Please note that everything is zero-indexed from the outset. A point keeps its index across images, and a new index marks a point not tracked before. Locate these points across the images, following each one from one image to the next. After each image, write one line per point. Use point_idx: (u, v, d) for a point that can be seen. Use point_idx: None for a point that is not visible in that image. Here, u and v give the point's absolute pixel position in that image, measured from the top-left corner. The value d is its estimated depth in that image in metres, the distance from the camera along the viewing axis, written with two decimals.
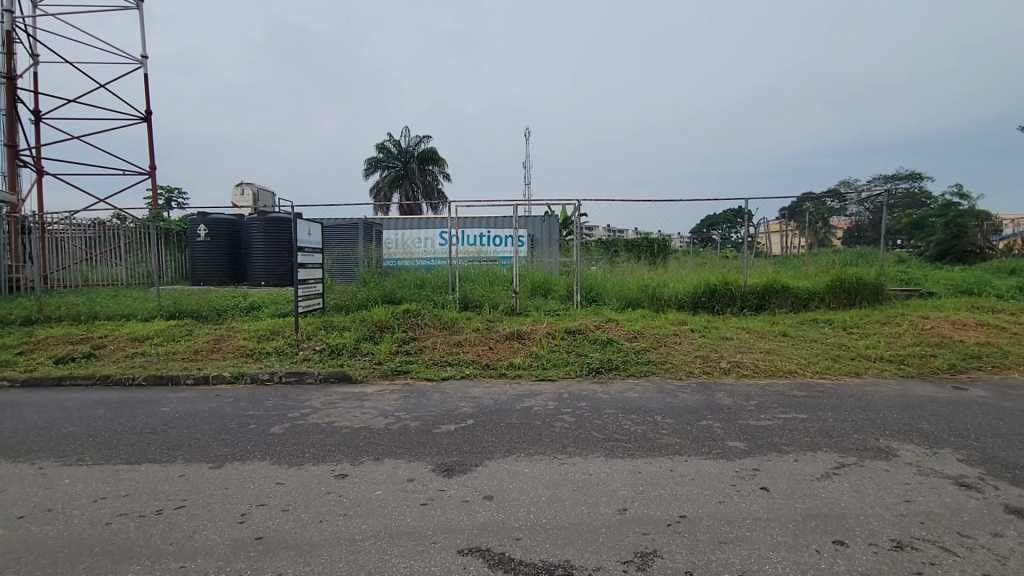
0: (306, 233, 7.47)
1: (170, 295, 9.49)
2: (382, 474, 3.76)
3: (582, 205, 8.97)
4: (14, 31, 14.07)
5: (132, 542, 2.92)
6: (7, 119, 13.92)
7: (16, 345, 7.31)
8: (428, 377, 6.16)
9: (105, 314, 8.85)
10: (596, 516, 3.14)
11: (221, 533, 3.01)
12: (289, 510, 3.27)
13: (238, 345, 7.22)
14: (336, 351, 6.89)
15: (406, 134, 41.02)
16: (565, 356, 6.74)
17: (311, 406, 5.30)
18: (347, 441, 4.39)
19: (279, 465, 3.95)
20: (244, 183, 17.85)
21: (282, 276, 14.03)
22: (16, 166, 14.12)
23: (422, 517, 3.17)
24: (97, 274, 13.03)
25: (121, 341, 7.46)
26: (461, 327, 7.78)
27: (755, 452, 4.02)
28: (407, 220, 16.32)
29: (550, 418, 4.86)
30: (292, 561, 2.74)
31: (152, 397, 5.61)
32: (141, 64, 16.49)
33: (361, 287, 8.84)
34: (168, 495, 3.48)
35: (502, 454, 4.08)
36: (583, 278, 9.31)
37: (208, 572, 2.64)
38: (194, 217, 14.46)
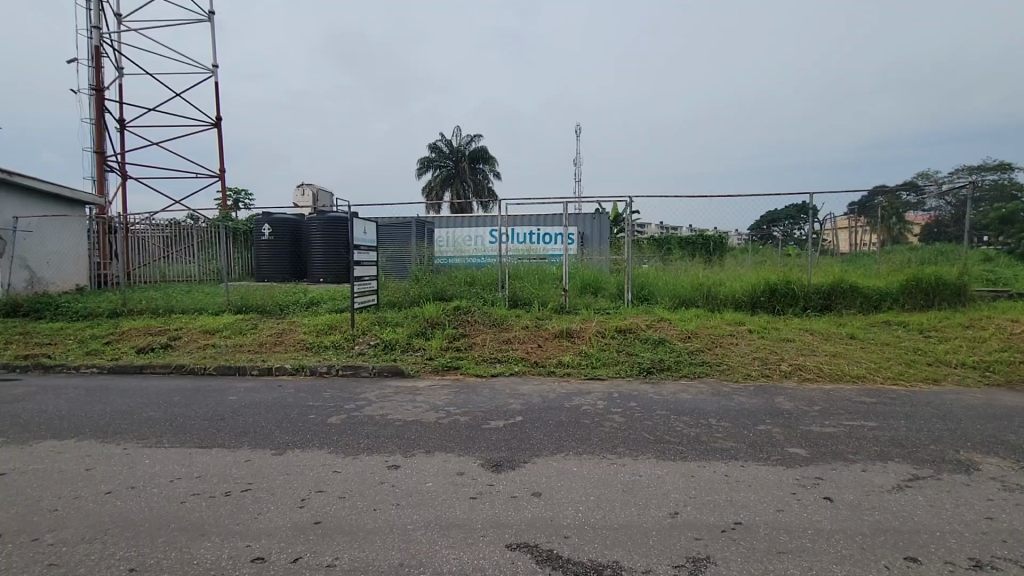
0: (362, 231, 7.73)
1: (238, 291, 10.09)
2: (434, 467, 3.86)
3: (633, 202, 8.79)
4: (102, 46, 15.31)
5: (204, 520, 3.13)
6: (96, 128, 15.19)
7: (105, 335, 7.99)
8: (478, 373, 6.23)
9: (180, 308, 9.51)
10: (647, 518, 3.08)
11: (283, 516, 3.18)
12: (345, 497, 3.40)
13: (298, 338, 7.58)
14: (390, 346, 7.09)
15: (457, 133, 41.56)
16: (615, 355, 6.63)
17: (366, 398, 5.50)
18: (399, 434, 4.52)
19: (336, 454, 4.12)
20: (305, 183, 18.83)
21: (340, 273, 14.63)
22: (103, 170, 15.36)
23: (472, 510, 3.22)
24: (172, 270, 13.96)
25: (194, 333, 8.00)
26: (510, 324, 7.83)
27: (818, 460, 3.83)
28: (458, 218, 16.59)
29: (599, 417, 4.81)
30: (348, 546, 2.86)
31: (221, 386, 6.00)
32: (211, 72, 17.56)
33: (413, 284, 9.05)
34: (236, 478, 3.70)
35: (550, 452, 4.07)
36: (635, 277, 9.12)
37: (272, 552, 2.80)
38: (259, 216, 15.27)
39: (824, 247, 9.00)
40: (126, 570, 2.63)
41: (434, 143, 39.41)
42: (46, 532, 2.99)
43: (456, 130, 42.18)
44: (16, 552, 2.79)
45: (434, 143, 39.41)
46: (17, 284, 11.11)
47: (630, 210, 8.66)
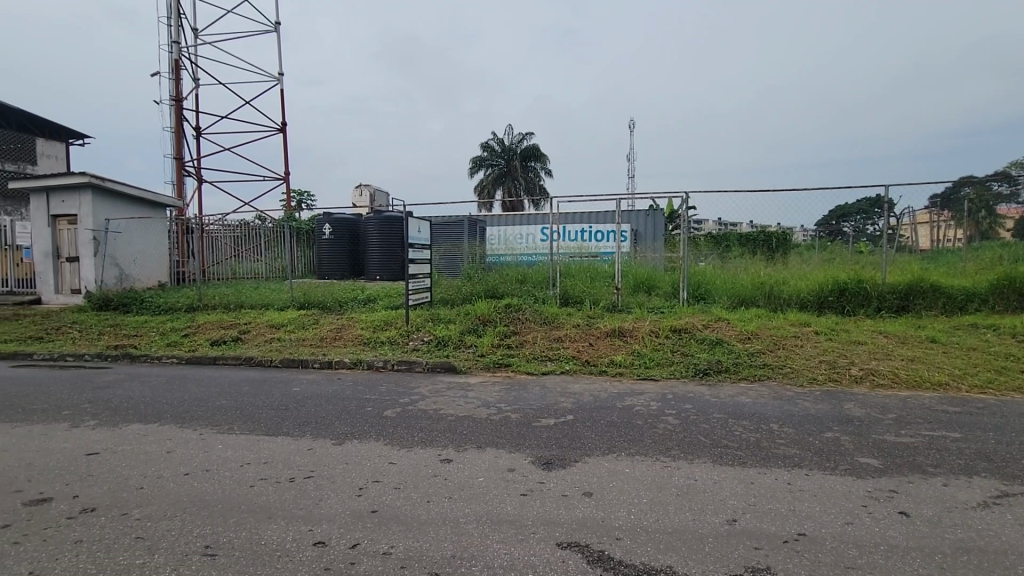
0: (416, 230, 7.91)
1: (301, 288, 10.60)
2: (485, 462, 3.91)
3: (690, 197, 8.48)
4: (181, 59, 16.49)
5: (271, 504, 3.33)
6: (175, 136, 16.38)
7: (183, 328, 8.61)
8: (528, 371, 6.26)
9: (250, 303, 10.11)
10: (702, 524, 2.99)
11: (342, 504, 3.32)
12: (400, 488, 3.51)
13: (356, 334, 7.87)
14: (443, 343, 7.24)
15: (509, 131, 41.73)
16: (670, 355, 6.47)
17: (419, 393, 5.64)
18: (452, 429, 4.61)
19: (391, 446, 4.25)
20: (364, 185, 19.67)
21: (395, 271, 15.09)
22: (182, 175, 16.55)
23: (523, 506, 3.24)
24: (242, 268, 14.88)
25: (262, 327, 8.49)
26: (561, 322, 7.81)
27: (892, 471, 3.58)
28: (510, 216, 16.55)
29: (652, 418, 4.70)
30: (403, 535, 2.95)
31: (286, 377, 6.34)
32: (277, 80, 18.57)
33: (465, 282, 9.19)
34: (299, 465, 3.90)
35: (601, 452, 4.02)
36: (691, 275, 8.86)
37: (332, 536, 2.94)
38: (320, 216, 16.02)
39: (900, 243, 8.37)
40: (202, 547, 2.83)
41: (486, 143, 39.91)
42: (134, 507, 3.27)
43: (509, 128, 42.33)
44: (108, 524, 3.06)
45: (487, 143, 39.92)
46: (109, 281, 12.18)
47: (685, 206, 8.40)
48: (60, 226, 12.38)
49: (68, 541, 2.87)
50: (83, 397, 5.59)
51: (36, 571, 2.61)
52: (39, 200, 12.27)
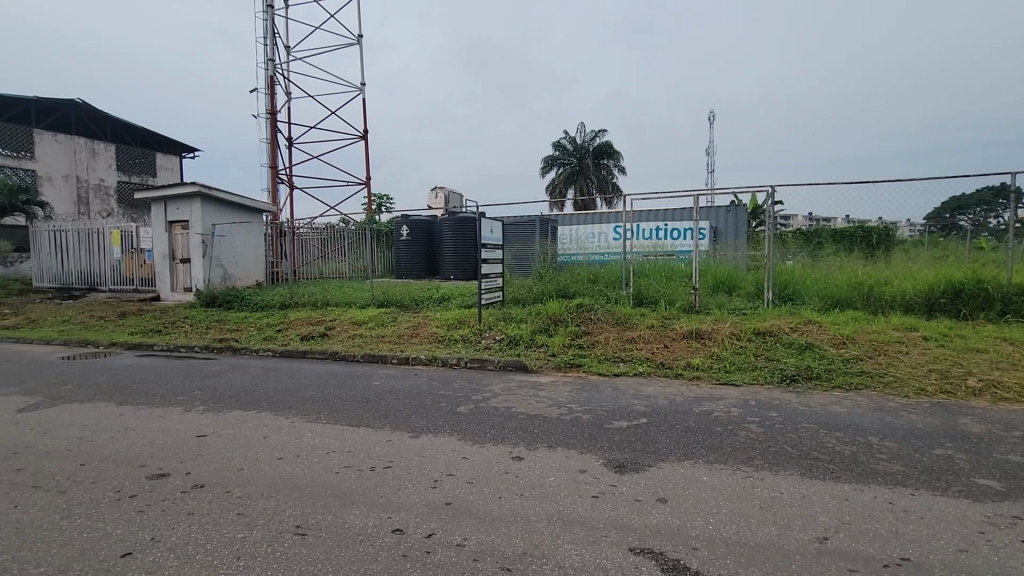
0: (489, 231, 8.06)
1: (381, 287, 11.16)
2: (556, 462, 3.91)
3: (776, 191, 7.96)
4: (275, 75, 17.87)
5: (355, 489, 3.55)
6: (270, 146, 17.80)
7: (277, 324, 9.38)
8: (600, 371, 6.18)
9: (334, 301, 10.78)
10: (788, 540, 2.81)
11: (418, 494, 3.46)
12: (473, 483, 3.60)
13: (431, 331, 8.16)
14: (514, 341, 7.33)
15: (581, 130, 41.41)
16: (752, 360, 6.12)
17: (492, 391, 5.74)
18: (523, 427, 4.66)
19: (465, 442, 4.36)
20: (439, 188, 20.36)
21: (468, 270, 15.47)
22: (276, 182, 17.95)
23: (594, 509, 3.21)
24: (328, 268, 15.94)
25: (345, 324, 9.04)
26: (635, 323, 7.63)
27: (1017, 496, 3.16)
28: (582, 215, 16.44)
29: (733, 425, 4.47)
30: (476, 528, 3.02)
31: (367, 371, 6.71)
32: (359, 90, 19.62)
33: (537, 281, 9.23)
34: (379, 455, 4.12)
35: (677, 458, 3.89)
36: (776, 274, 8.30)
37: (409, 525, 3.07)
38: (399, 219, 16.76)
39: None
40: (293, 526, 3.07)
41: (558, 142, 39.93)
42: (236, 486, 3.60)
43: (581, 126, 41.89)
44: (215, 500, 3.40)
45: (558, 142, 39.94)
46: (215, 280, 13.50)
47: (771, 200, 7.90)
48: (174, 230, 13.86)
49: (183, 513, 3.22)
50: (195, 384, 6.25)
51: (157, 537, 2.95)
52: (157, 208, 13.81)
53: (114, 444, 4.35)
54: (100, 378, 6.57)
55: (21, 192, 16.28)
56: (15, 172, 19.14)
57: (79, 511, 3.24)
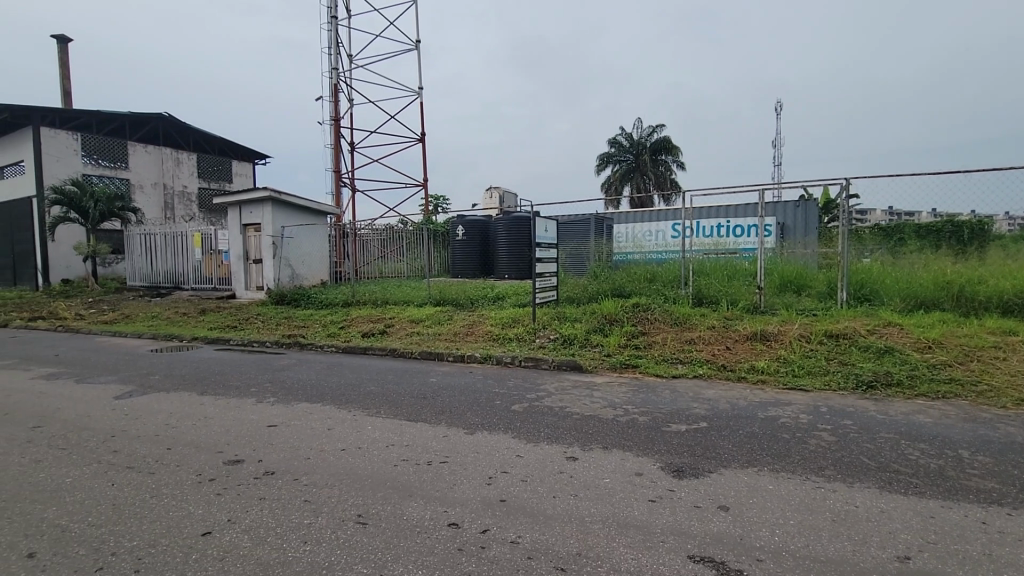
0: (543, 230, 8.06)
1: (437, 286, 11.42)
2: (612, 464, 3.85)
3: (851, 183, 7.46)
4: (338, 83, 18.68)
5: (413, 483, 3.65)
6: (334, 151, 18.63)
7: (340, 321, 9.82)
8: (658, 373, 6.02)
9: (393, 300, 11.14)
10: (864, 557, 2.62)
11: (473, 490, 3.51)
12: (527, 481, 3.62)
13: (486, 330, 8.26)
14: (569, 341, 7.28)
15: (638, 125, 40.48)
16: (824, 364, 5.76)
17: (546, 390, 5.75)
18: (577, 427, 4.62)
19: (519, 440, 4.38)
20: (494, 187, 20.58)
21: (522, 269, 15.56)
22: (339, 186, 18.77)
23: (651, 513, 3.14)
24: (387, 268, 16.52)
25: (404, 321, 9.32)
26: (694, 323, 7.38)
27: None
28: (639, 213, 16.13)
29: (802, 433, 4.23)
30: (530, 526, 3.03)
31: (424, 368, 6.89)
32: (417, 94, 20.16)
33: (592, 280, 9.13)
34: (436, 450, 4.21)
35: (739, 464, 3.73)
36: (851, 273, 7.76)
37: (465, 520, 3.12)
38: (454, 219, 17.10)
39: None
40: (355, 515, 3.20)
41: (614, 139, 39.26)
42: (302, 474, 3.80)
43: (637, 121, 40.91)
44: (284, 486, 3.61)
45: (614, 139, 39.27)
46: (284, 279, 14.31)
47: (845, 193, 7.40)
48: (247, 232, 14.80)
49: (256, 497, 3.44)
50: (266, 377, 6.66)
51: (233, 519, 3.16)
52: (233, 212, 14.80)
53: (195, 431, 4.71)
54: (183, 370, 7.12)
55: (118, 199, 17.98)
56: (113, 179, 21.37)
57: (167, 491, 3.53)
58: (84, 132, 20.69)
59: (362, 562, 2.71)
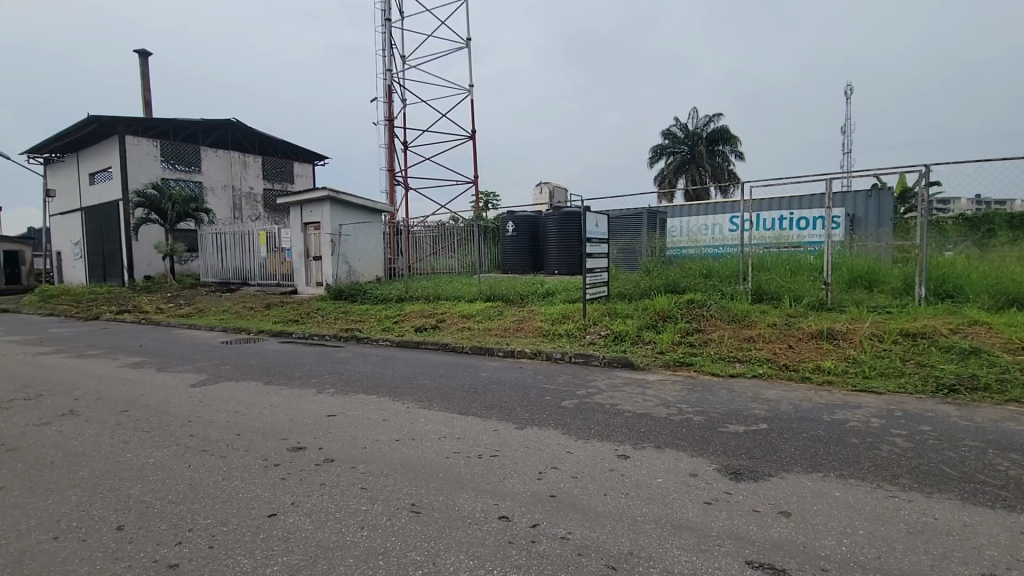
0: (594, 225, 7.98)
1: (488, 282, 11.54)
2: (665, 463, 3.76)
3: (932, 170, 6.89)
4: (392, 84, 19.17)
5: (465, 475, 3.72)
6: (388, 151, 19.16)
7: (395, 316, 10.14)
8: (714, 372, 5.82)
9: (445, 295, 11.37)
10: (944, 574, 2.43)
11: (524, 484, 3.53)
12: (578, 478, 3.60)
13: (536, 325, 8.28)
14: (620, 338, 7.17)
15: (694, 115, 39.17)
16: (899, 365, 5.38)
17: (597, 386, 5.70)
18: (629, 425, 4.55)
19: (569, 436, 4.37)
20: (544, 183, 20.56)
21: (572, 265, 15.46)
22: (393, 185, 19.30)
23: (707, 515, 3.05)
24: (439, 264, 16.98)
25: (455, 317, 9.50)
26: (754, 321, 7.08)
27: None
28: (694, 206, 15.67)
29: (873, 438, 3.97)
30: (580, 523, 3.02)
31: (475, 363, 7.00)
32: (468, 92, 20.40)
33: (644, 276, 8.93)
34: (486, 444, 4.27)
35: (803, 469, 3.56)
36: (931, 268, 7.20)
37: (515, 513, 3.16)
38: (504, 215, 17.22)
39: None
40: (409, 504, 3.30)
41: (669, 130, 38.19)
42: (359, 463, 3.96)
43: (692, 111, 39.52)
44: (343, 473, 3.78)
45: (669, 130, 38.20)
46: (341, 275, 14.92)
47: (925, 181, 6.86)
48: (308, 231, 15.51)
49: (317, 483, 3.62)
50: (326, 369, 6.98)
51: (296, 502, 3.34)
52: (294, 211, 15.55)
53: (262, 419, 5.00)
54: (251, 361, 7.58)
55: (193, 201, 19.33)
56: (187, 182, 22.96)
57: (238, 474, 3.78)
58: (163, 139, 22.34)
59: (416, 549, 2.79)
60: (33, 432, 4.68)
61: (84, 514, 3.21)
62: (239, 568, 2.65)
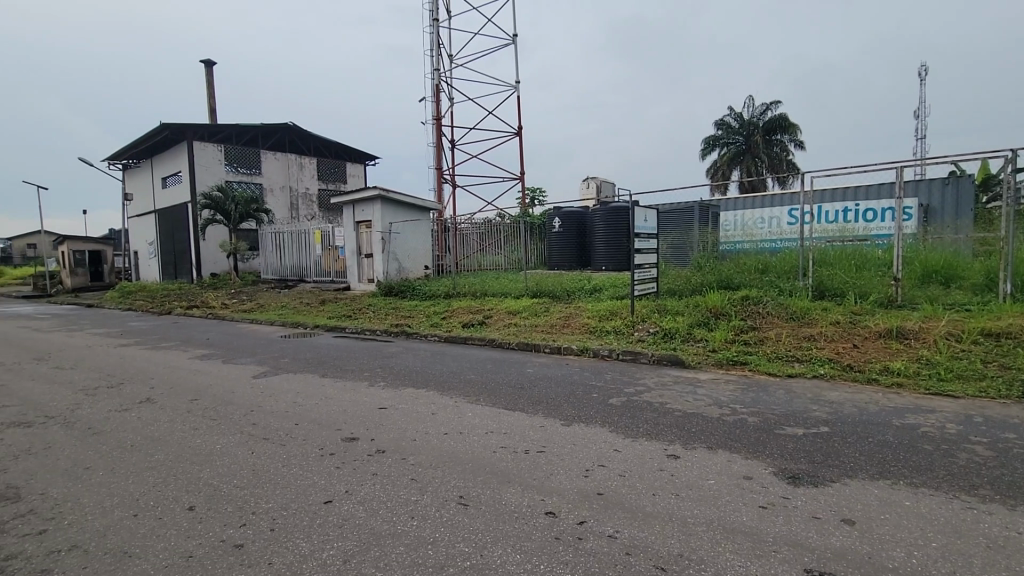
0: (643, 220, 7.83)
1: (534, 278, 11.56)
2: (717, 465, 3.65)
3: (1021, 155, 6.31)
4: (439, 83, 19.43)
5: (512, 469, 3.75)
6: (436, 149, 19.47)
7: (443, 312, 10.34)
8: (770, 371, 5.58)
9: (492, 291, 11.46)
10: None
11: (570, 481, 3.53)
12: (625, 476, 3.56)
13: (583, 322, 8.21)
14: (670, 335, 7.01)
15: (750, 103, 37.56)
16: (979, 366, 4.98)
17: (645, 384, 5.60)
18: (679, 424, 4.44)
19: (617, 434, 4.32)
20: (591, 178, 20.37)
21: (619, 261, 15.23)
22: (441, 183, 19.62)
23: (762, 520, 2.93)
24: (486, 261, 17.15)
25: (502, 313, 9.56)
26: (815, 319, 6.73)
27: None
28: (749, 199, 15.06)
29: (949, 445, 3.69)
30: (628, 522, 2.99)
31: (521, 359, 7.03)
32: (514, 88, 20.40)
33: (695, 272, 8.67)
34: (533, 440, 4.29)
35: (868, 475, 3.36)
36: (1017, 262, 6.62)
37: (561, 509, 3.16)
38: (551, 211, 17.18)
39: None
40: (457, 496, 3.36)
41: (722, 120, 36.87)
42: (409, 454, 4.07)
43: (748, 99, 37.85)
44: (393, 464, 3.89)
45: (722, 120, 36.87)
46: (391, 272, 15.34)
47: (1012, 167, 6.29)
48: (359, 229, 16.04)
49: (369, 472, 3.75)
50: (377, 363, 7.21)
51: (350, 490, 3.48)
52: (347, 210, 16.12)
53: (318, 410, 5.24)
54: (308, 354, 7.95)
55: (254, 202, 20.39)
56: (249, 184, 24.23)
57: (298, 461, 3.98)
58: (227, 143, 23.65)
59: (464, 541, 2.85)
60: (115, 417, 5.10)
61: (160, 494, 3.47)
62: (299, 550, 2.80)
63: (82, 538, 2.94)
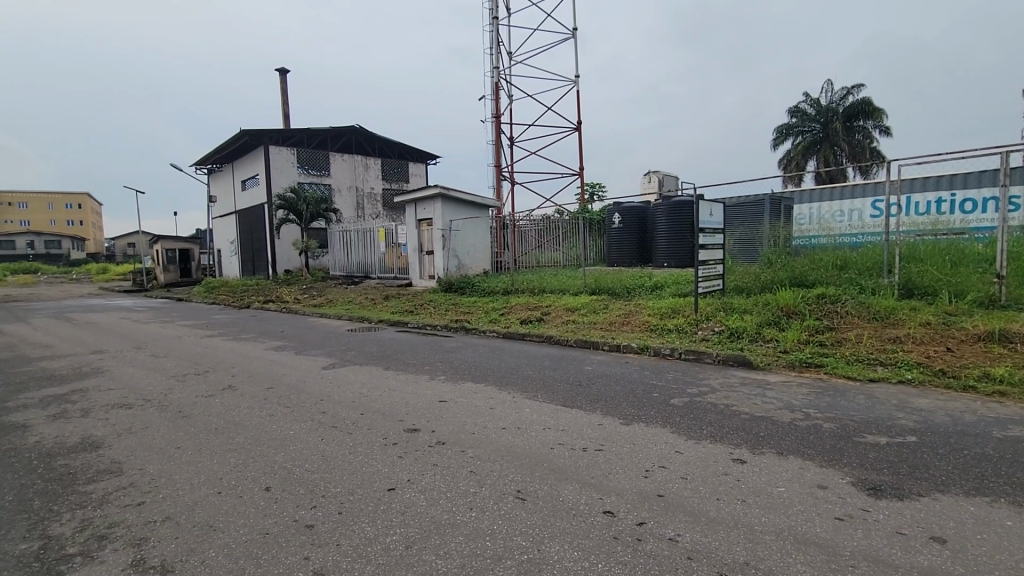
0: (708, 214, 7.54)
1: (593, 275, 11.42)
2: (788, 472, 3.46)
3: None
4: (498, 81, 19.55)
5: (569, 466, 3.74)
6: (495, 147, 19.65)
7: (501, 308, 10.44)
8: (849, 375, 5.22)
9: (550, 288, 11.43)
10: None
11: (629, 481, 3.47)
12: (687, 479, 3.45)
13: (644, 320, 8.03)
14: (737, 334, 6.71)
15: (828, 88, 35.10)
16: None
17: (710, 385, 5.40)
18: (745, 428, 4.25)
19: (679, 435, 4.19)
20: (653, 173, 19.86)
21: (682, 257, 14.75)
22: (500, 180, 19.78)
23: (838, 533, 2.76)
24: (544, 258, 16.93)
25: (560, 310, 9.53)
26: (901, 319, 6.21)
27: None
28: (826, 191, 14.09)
29: None
30: (689, 526, 2.90)
31: (579, 356, 6.98)
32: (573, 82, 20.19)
33: (765, 269, 8.23)
34: (592, 437, 4.25)
35: (963, 491, 3.07)
36: None
37: (620, 509, 3.12)
38: (611, 207, 16.86)
39: None
40: (515, 491, 3.40)
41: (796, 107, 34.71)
42: (468, 447, 4.16)
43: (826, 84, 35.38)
44: (453, 456, 4.00)
45: (796, 107, 34.70)
46: (451, 268, 15.68)
47: None
48: (421, 227, 16.51)
49: (430, 463, 3.88)
50: (438, 357, 7.41)
51: (413, 479, 3.61)
52: (410, 209, 16.65)
53: (383, 401, 5.46)
54: (373, 347, 8.30)
55: (323, 202, 21.50)
56: (319, 186, 25.57)
57: (363, 449, 4.17)
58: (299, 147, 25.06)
59: (521, 534, 2.88)
60: (202, 401, 5.57)
61: (240, 474, 3.76)
62: (364, 533, 2.94)
63: (174, 511, 3.25)
